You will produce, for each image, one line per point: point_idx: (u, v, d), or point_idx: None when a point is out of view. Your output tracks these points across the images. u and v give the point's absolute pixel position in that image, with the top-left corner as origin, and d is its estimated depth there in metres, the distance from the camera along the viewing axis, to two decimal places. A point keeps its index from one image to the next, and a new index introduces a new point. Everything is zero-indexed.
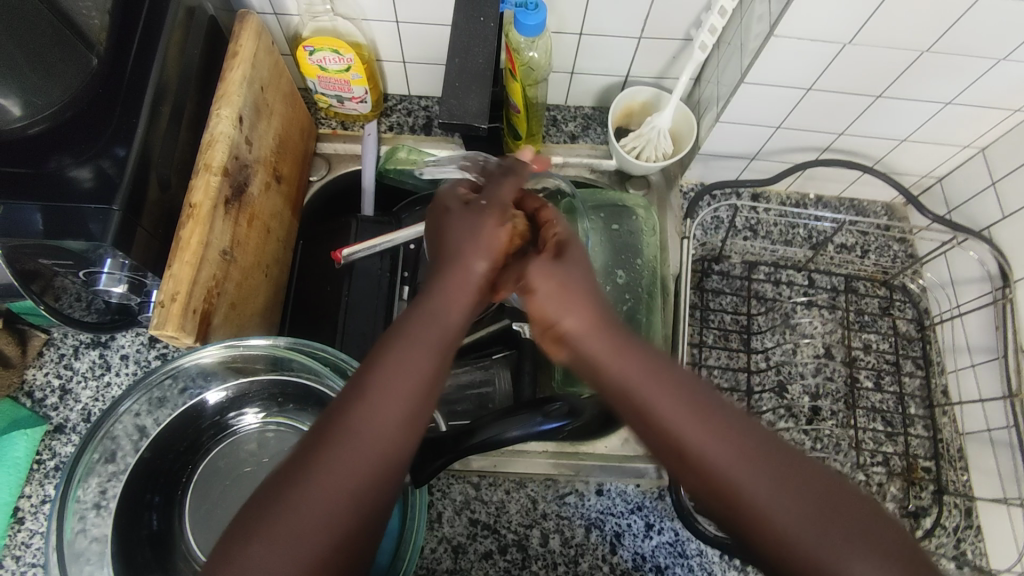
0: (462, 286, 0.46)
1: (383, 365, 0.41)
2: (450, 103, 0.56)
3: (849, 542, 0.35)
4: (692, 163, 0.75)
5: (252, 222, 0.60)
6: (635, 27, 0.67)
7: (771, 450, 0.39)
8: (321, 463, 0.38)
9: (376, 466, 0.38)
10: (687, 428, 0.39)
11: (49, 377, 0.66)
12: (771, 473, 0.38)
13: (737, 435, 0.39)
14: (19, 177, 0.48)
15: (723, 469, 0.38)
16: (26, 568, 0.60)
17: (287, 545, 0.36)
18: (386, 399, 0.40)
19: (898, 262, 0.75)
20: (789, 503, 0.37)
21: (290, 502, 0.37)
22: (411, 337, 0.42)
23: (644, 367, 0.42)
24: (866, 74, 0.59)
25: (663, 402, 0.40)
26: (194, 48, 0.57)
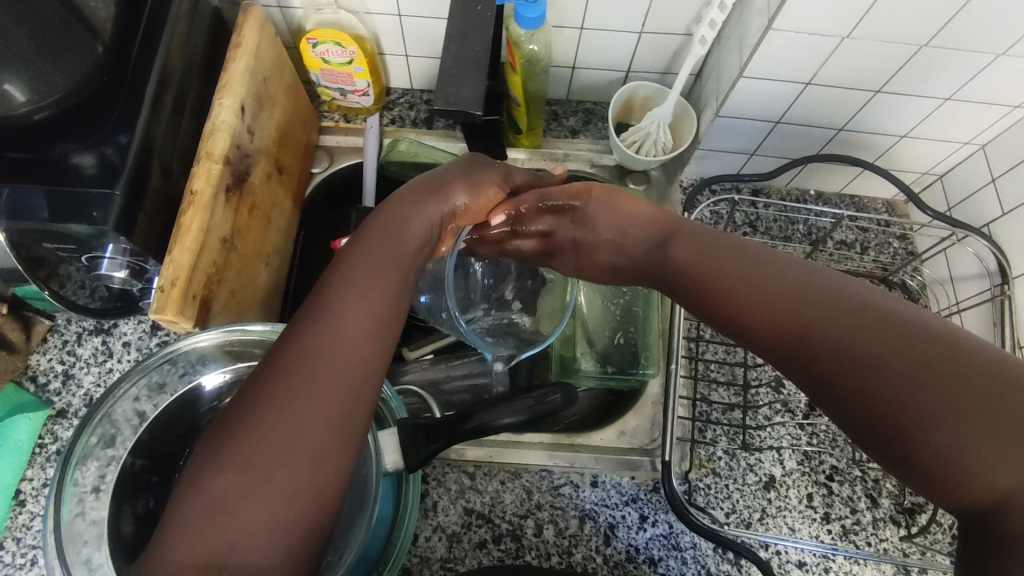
0: (418, 216, 0.50)
1: (346, 274, 0.46)
2: (445, 91, 0.55)
3: (920, 381, 0.35)
4: (692, 158, 0.76)
5: (253, 211, 0.61)
6: (635, 22, 0.68)
7: (832, 307, 0.40)
8: (291, 364, 0.41)
9: (350, 363, 0.41)
10: (747, 305, 0.43)
11: (53, 362, 0.67)
12: (859, 338, 0.38)
13: (802, 303, 0.41)
14: (24, 162, 0.49)
15: (805, 338, 0.40)
16: (27, 549, 0.60)
17: (266, 443, 0.37)
18: (351, 303, 0.44)
19: (897, 259, 0.75)
20: (851, 354, 0.38)
21: (265, 404, 0.39)
22: (370, 251, 0.47)
23: (719, 255, 0.46)
24: (865, 69, 0.59)
25: (726, 281, 0.45)
26: (198, 39, 0.58)
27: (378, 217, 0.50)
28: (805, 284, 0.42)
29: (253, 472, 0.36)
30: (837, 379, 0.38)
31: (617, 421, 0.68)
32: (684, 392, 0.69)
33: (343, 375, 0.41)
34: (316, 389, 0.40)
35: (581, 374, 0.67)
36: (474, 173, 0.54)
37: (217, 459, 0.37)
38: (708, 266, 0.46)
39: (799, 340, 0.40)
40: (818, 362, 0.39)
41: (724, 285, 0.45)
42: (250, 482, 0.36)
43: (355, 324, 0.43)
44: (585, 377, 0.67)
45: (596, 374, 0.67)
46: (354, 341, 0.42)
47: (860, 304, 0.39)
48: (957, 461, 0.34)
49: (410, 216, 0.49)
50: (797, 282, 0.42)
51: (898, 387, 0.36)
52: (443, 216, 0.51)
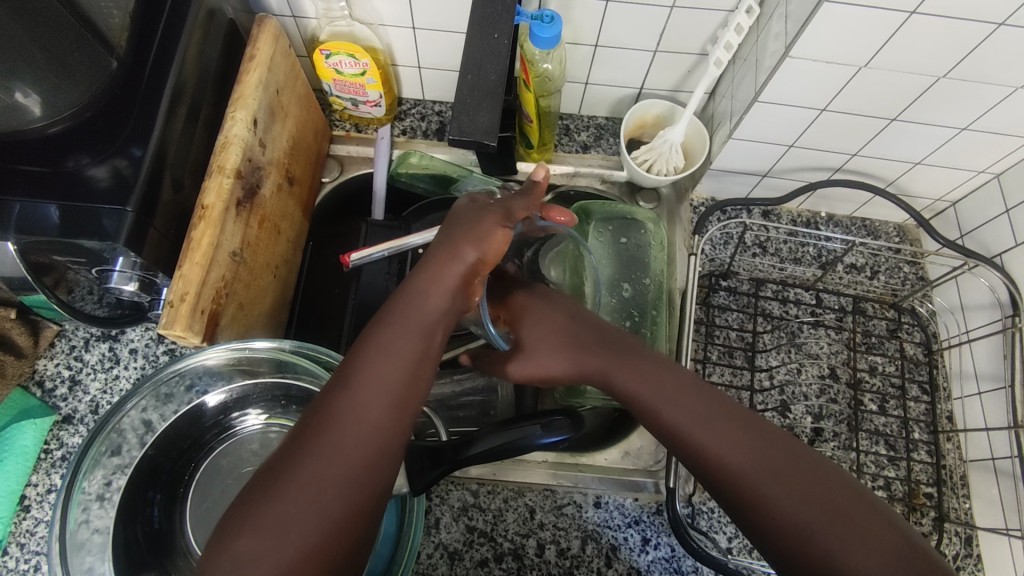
0: (445, 272, 0.48)
1: (369, 350, 0.43)
2: (460, 120, 0.55)
3: (847, 530, 0.40)
4: (704, 177, 0.75)
5: (264, 223, 0.61)
6: (651, 41, 0.67)
7: (781, 450, 0.45)
8: (303, 449, 0.39)
9: (363, 447, 0.40)
10: (704, 434, 0.46)
11: (60, 368, 0.67)
12: (768, 462, 0.44)
13: (757, 443, 0.45)
14: (37, 174, 0.49)
15: (722, 455, 0.45)
16: (31, 555, 0.61)
17: (274, 529, 0.37)
18: (370, 382, 0.42)
19: (907, 285, 0.74)
20: (792, 495, 0.42)
21: (278, 487, 0.38)
22: (396, 323, 0.45)
23: (683, 386, 0.49)
24: (881, 97, 0.58)
25: (687, 413, 0.48)
26: (212, 51, 0.58)
27: (405, 286, 0.48)
28: (757, 426, 0.46)
29: (261, 556, 0.36)
30: (777, 518, 0.42)
31: (622, 440, 0.69)
32: None
33: (354, 461, 0.39)
34: (325, 478, 0.38)
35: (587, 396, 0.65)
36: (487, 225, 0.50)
37: (225, 542, 0.36)
38: (664, 396, 0.49)
39: (743, 475, 0.44)
40: (757, 493, 0.43)
41: (691, 419, 0.47)
42: (259, 560, 0.36)
43: (376, 404, 0.41)
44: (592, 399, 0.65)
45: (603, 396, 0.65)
46: (373, 423, 0.41)
47: (801, 453, 0.45)
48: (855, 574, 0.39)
49: (439, 273, 0.47)
50: (752, 424, 0.47)
51: (826, 527, 0.41)
52: (466, 273, 0.49)
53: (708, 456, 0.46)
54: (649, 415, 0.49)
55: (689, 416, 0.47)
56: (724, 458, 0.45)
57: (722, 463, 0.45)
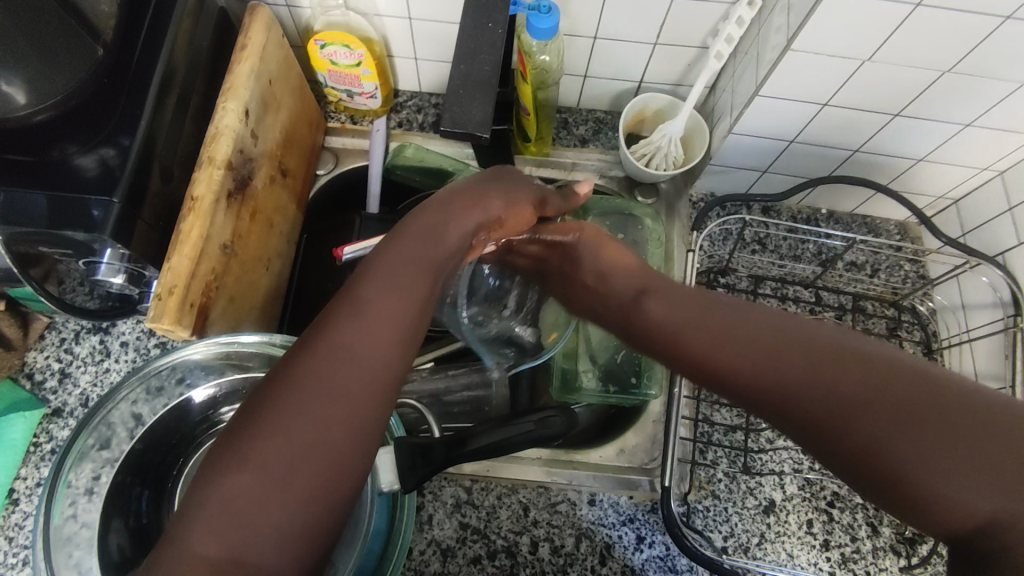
0: (461, 210, 0.45)
1: (372, 279, 0.40)
2: (453, 111, 0.54)
3: (915, 435, 0.35)
4: (704, 173, 0.74)
5: (255, 215, 0.60)
6: (650, 33, 0.66)
7: (837, 354, 0.39)
8: (300, 380, 0.36)
9: (366, 378, 0.37)
10: (719, 349, 0.43)
11: (50, 360, 0.66)
12: (818, 368, 0.39)
13: (800, 355, 0.40)
14: (23, 164, 0.48)
15: (766, 378, 0.40)
16: (19, 549, 0.60)
17: (277, 466, 0.33)
18: (376, 314, 0.39)
19: (908, 283, 0.74)
20: (849, 405, 0.37)
21: (276, 420, 0.35)
22: (407, 253, 0.42)
23: (711, 316, 0.45)
24: (884, 92, 0.57)
25: (734, 353, 0.42)
26: (202, 39, 0.57)
27: (413, 217, 0.44)
28: (812, 343, 0.40)
29: (261, 496, 0.33)
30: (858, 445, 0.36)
31: (617, 438, 0.68)
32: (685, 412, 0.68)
33: (355, 394, 0.36)
34: (326, 409, 0.35)
35: (581, 392, 0.66)
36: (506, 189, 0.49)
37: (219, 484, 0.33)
38: (685, 324, 0.46)
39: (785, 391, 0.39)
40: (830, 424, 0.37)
41: (743, 358, 0.42)
42: (259, 500, 0.33)
43: (379, 334, 0.38)
44: (586, 395, 0.66)
45: (597, 392, 0.66)
46: (374, 354, 0.38)
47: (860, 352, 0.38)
48: (931, 489, 0.34)
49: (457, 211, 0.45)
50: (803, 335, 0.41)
51: (888, 428, 0.35)
52: (484, 220, 0.46)
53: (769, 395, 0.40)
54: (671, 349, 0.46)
55: (733, 360, 0.42)
56: (742, 368, 0.42)
57: (788, 402, 0.39)
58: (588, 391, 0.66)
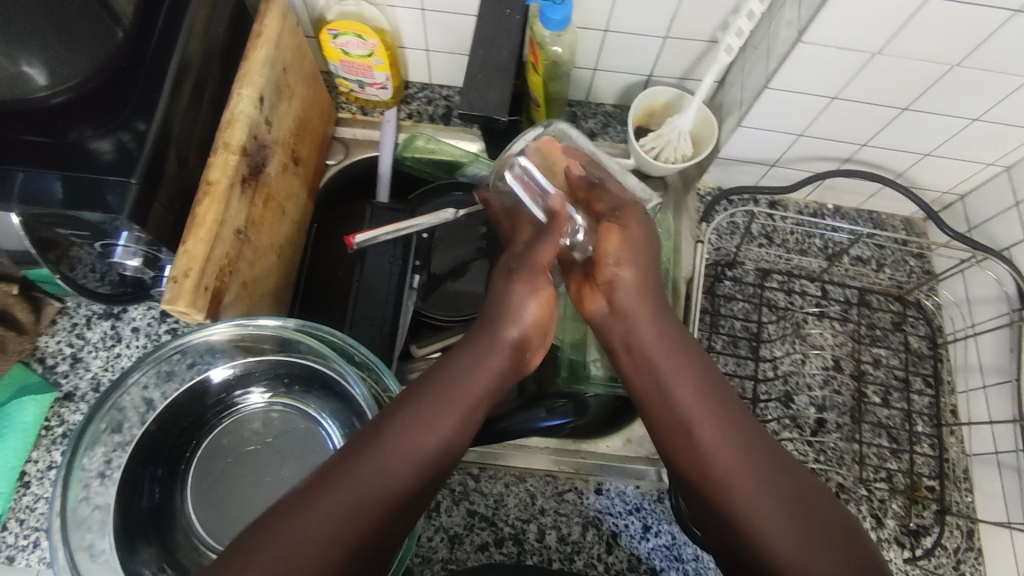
0: (490, 352, 0.50)
1: (412, 412, 0.46)
2: (470, 95, 0.56)
3: (802, 532, 0.43)
4: (712, 166, 0.75)
5: (268, 202, 0.61)
6: (661, 27, 0.67)
7: (802, 491, 0.45)
8: (327, 486, 0.42)
9: (383, 488, 0.43)
10: (696, 416, 0.48)
11: (61, 345, 0.67)
12: (754, 464, 0.46)
13: (746, 445, 0.47)
14: (41, 145, 0.49)
15: (711, 453, 0.47)
16: (30, 532, 0.60)
17: (287, 559, 0.39)
18: (402, 442, 0.44)
19: (913, 278, 0.74)
20: (761, 494, 0.45)
21: (296, 519, 0.40)
22: (437, 394, 0.47)
23: (694, 378, 0.50)
24: (893, 86, 0.58)
25: (722, 443, 0.47)
26: (219, 27, 0.57)
27: (453, 359, 0.50)
28: (784, 468, 0.46)
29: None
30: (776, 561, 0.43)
31: (623, 429, 0.69)
32: None
33: (367, 504, 0.42)
34: (339, 517, 0.41)
35: (590, 381, 0.67)
36: (529, 297, 0.52)
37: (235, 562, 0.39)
38: (675, 377, 0.50)
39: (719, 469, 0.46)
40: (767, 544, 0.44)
41: (725, 452, 0.47)
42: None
43: (407, 459, 0.44)
44: (594, 385, 0.67)
45: (604, 381, 0.66)
46: (395, 470, 0.43)
47: (812, 488, 0.46)
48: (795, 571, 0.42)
49: (484, 353, 0.50)
50: (779, 459, 0.47)
51: (784, 523, 0.44)
52: (515, 350, 0.51)
53: (728, 494, 0.46)
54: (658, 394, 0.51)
55: (716, 447, 0.47)
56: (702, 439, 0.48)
57: (737, 502, 0.45)
58: (596, 381, 0.67)
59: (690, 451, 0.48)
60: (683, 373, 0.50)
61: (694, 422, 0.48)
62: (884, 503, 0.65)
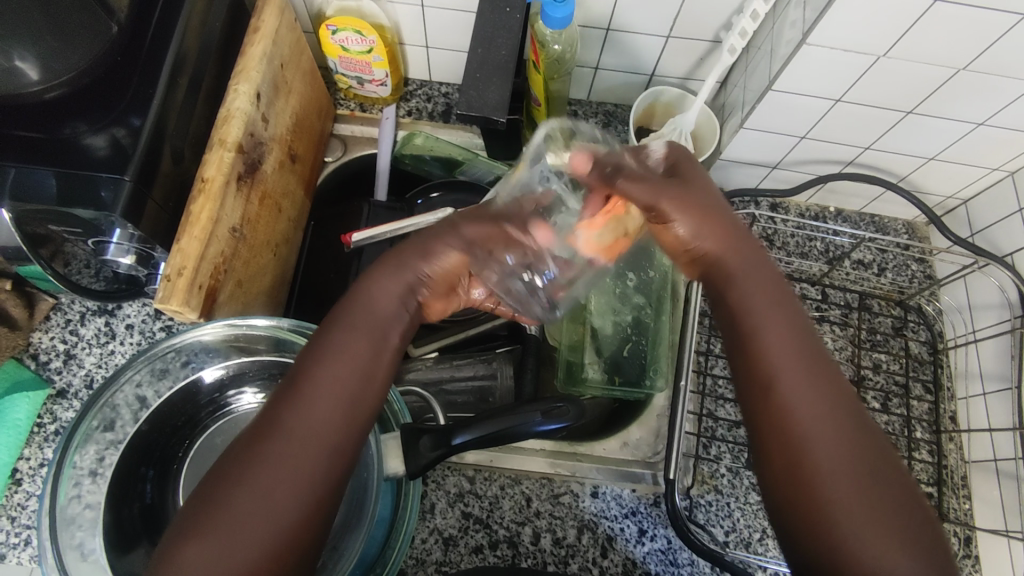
0: (393, 275, 0.47)
1: (324, 368, 0.43)
2: (469, 94, 0.55)
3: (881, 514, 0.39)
4: (713, 168, 0.74)
5: (265, 200, 0.60)
6: (663, 26, 0.66)
7: (876, 459, 0.41)
8: (253, 457, 0.40)
9: (303, 464, 0.40)
10: (784, 367, 0.43)
11: (55, 341, 0.66)
12: (837, 425, 0.41)
13: (830, 398, 0.42)
14: (34, 141, 0.48)
15: (796, 407, 0.42)
16: (21, 529, 0.60)
17: (224, 549, 0.38)
18: (314, 403, 0.42)
19: (914, 283, 0.74)
20: (840, 462, 0.40)
21: (220, 502, 0.39)
22: (350, 327, 0.45)
23: (777, 318, 0.45)
24: (898, 89, 0.57)
25: (807, 393, 0.42)
26: (215, 22, 0.56)
27: (356, 288, 0.47)
28: (874, 450, 0.41)
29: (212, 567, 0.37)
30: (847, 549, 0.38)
31: (621, 432, 0.68)
32: (690, 407, 0.68)
33: (294, 481, 0.40)
34: (266, 498, 0.39)
35: (587, 384, 0.66)
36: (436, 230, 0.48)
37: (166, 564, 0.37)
38: (764, 317, 0.45)
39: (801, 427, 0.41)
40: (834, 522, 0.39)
41: (809, 413, 0.41)
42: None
43: (328, 415, 0.42)
44: (592, 388, 0.67)
45: (602, 384, 0.66)
46: (321, 439, 0.41)
47: (901, 478, 0.40)
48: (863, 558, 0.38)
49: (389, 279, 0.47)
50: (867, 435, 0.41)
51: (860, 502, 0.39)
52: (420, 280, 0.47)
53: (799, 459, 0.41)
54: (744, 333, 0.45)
55: (799, 402, 0.42)
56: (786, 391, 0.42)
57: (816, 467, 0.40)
58: (594, 384, 0.66)
59: (768, 400, 0.43)
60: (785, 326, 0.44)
61: (776, 367, 0.43)
62: None
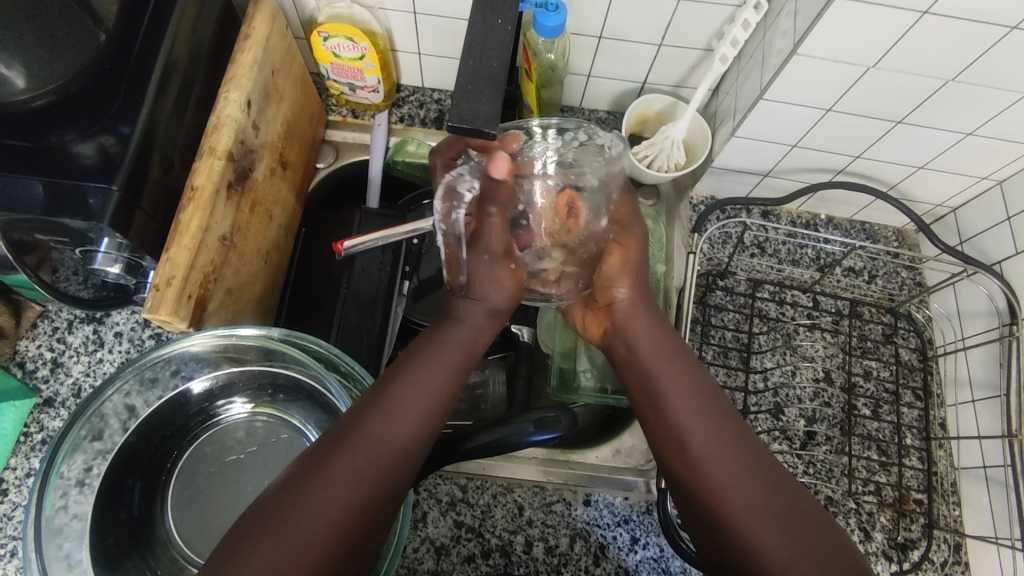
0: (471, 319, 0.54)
1: (408, 396, 0.48)
2: (459, 105, 0.46)
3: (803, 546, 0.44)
4: (705, 175, 0.74)
5: (255, 207, 0.60)
6: (655, 35, 0.66)
7: (798, 504, 0.46)
8: (333, 463, 0.44)
9: (385, 466, 0.45)
10: (693, 431, 0.50)
11: (41, 349, 0.65)
12: (753, 477, 0.47)
13: (743, 456, 0.48)
14: (20, 149, 0.47)
15: (709, 468, 0.48)
16: (7, 540, 0.59)
17: (299, 529, 0.41)
18: (404, 407, 0.47)
19: (905, 290, 0.74)
20: (757, 505, 0.46)
21: (308, 490, 0.42)
22: (432, 365, 0.50)
23: (688, 390, 0.52)
24: (888, 100, 0.58)
25: (720, 452, 0.49)
26: (206, 28, 0.56)
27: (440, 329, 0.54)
28: (790, 489, 0.47)
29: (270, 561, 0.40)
30: (759, 561, 0.45)
31: (613, 439, 0.68)
32: None
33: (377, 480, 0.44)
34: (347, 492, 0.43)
35: (579, 392, 0.66)
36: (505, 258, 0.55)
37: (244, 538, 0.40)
38: (673, 387, 0.52)
39: (716, 481, 0.48)
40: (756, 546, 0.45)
41: (726, 468, 0.48)
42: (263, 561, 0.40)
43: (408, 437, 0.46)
44: (584, 395, 0.66)
45: (594, 393, 0.66)
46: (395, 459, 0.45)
47: (814, 508, 0.46)
48: None
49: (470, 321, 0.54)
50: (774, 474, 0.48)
51: (782, 538, 0.45)
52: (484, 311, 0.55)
53: (707, 493, 0.48)
54: (655, 406, 0.52)
55: (714, 456, 0.49)
56: (699, 453, 0.49)
57: (734, 509, 0.46)
58: (584, 392, 0.66)
59: (683, 459, 0.50)
60: (684, 387, 0.52)
61: (688, 433, 0.50)
62: (872, 516, 0.65)
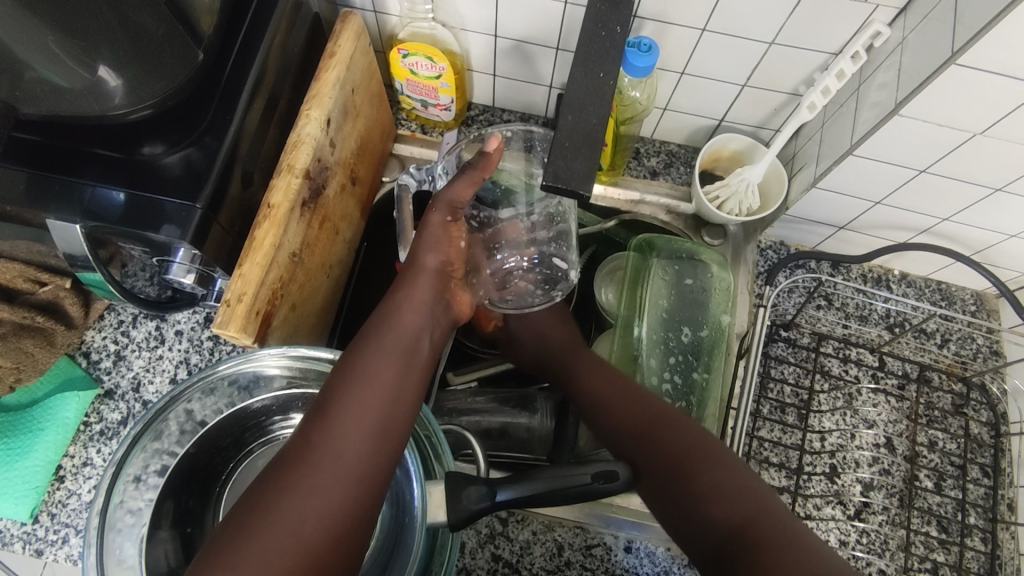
0: (415, 289, 0.51)
1: (354, 385, 0.45)
2: (555, 164, 0.43)
3: (695, 481, 0.52)
4: (776, 222, 0.72)
5: (324, 223, 0.60)
6: (740, 75, 0.64)
7: (690, 447, 0.53)
8: (289, 481, 0.41)
9: (341, 474, 0.41)
10: (600, 395, 0.60)
11: (106, 341, 0.67)
12: (648, 432, 0.56)
13: (635, 412, 0.57)
14: (111, 159, 0.48)
15: (610, 418, 0.58)
16: (61, 526, 0.61)
17: (272, 549, 0.38)
18: (351, 409, 0.44)
19: (979, 357, 0.70)
20: (648, 443, 0.55)
21: (266, 515, 0.39)
22: (376, 350, 0.47)
23: (592, 374, 0.62)
24: (989, 168, 0.55)
25: (620, 405, 0.58)
26: (295, 44, 0.56)
27: (382, 306, 0.51)
28: (682, 440, 0.54)
29: None
30: (676, 496, 0.52)
31: None
32: None
33: (337, 486, 0.41)
34: (308, 509, 0.40)
35: None
36: (438, 234, 0.53)
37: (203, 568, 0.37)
38: (573, 359, 0.65)
39: (614, 426, 0.58)
40: (734, 529, 0.48)
41: (618, 406, 0.58)
42: None
43: (359, 429, 0.43)
44: None
45: None
46: (348, 460, 0.42)
47: (712, 454, 0.53)
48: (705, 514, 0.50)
49: (411, 289, 0.51)
50: (686, 430, 0.55)
51: (677, 478, 0.52)
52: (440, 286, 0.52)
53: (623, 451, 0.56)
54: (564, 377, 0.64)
55: (613, 406, 0.59)
56: (610, 414, 0.59)
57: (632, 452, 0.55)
58: None
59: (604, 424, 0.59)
60: (596, 371, 0.62)
61: (592, 400, 0.60)
62: None
